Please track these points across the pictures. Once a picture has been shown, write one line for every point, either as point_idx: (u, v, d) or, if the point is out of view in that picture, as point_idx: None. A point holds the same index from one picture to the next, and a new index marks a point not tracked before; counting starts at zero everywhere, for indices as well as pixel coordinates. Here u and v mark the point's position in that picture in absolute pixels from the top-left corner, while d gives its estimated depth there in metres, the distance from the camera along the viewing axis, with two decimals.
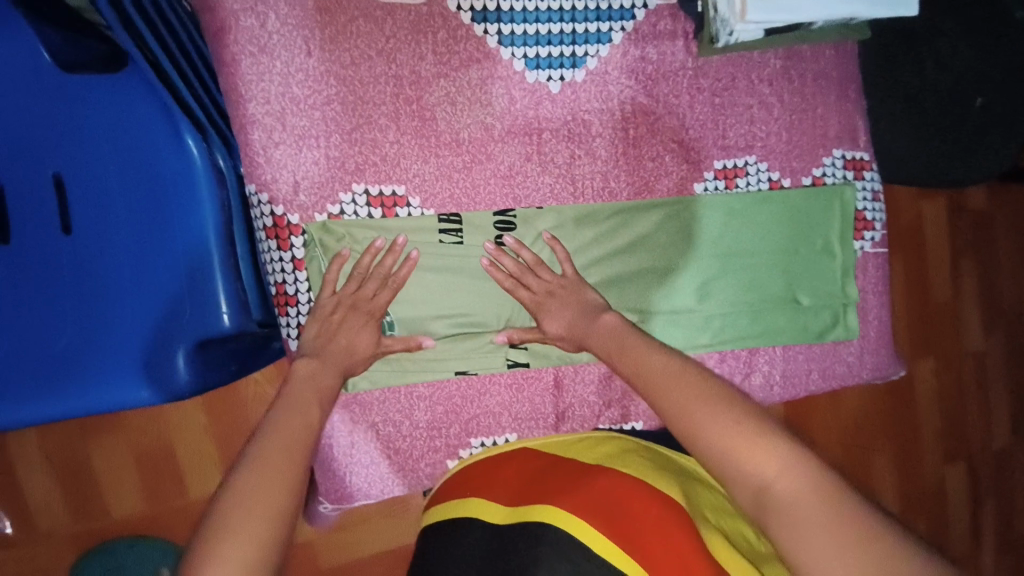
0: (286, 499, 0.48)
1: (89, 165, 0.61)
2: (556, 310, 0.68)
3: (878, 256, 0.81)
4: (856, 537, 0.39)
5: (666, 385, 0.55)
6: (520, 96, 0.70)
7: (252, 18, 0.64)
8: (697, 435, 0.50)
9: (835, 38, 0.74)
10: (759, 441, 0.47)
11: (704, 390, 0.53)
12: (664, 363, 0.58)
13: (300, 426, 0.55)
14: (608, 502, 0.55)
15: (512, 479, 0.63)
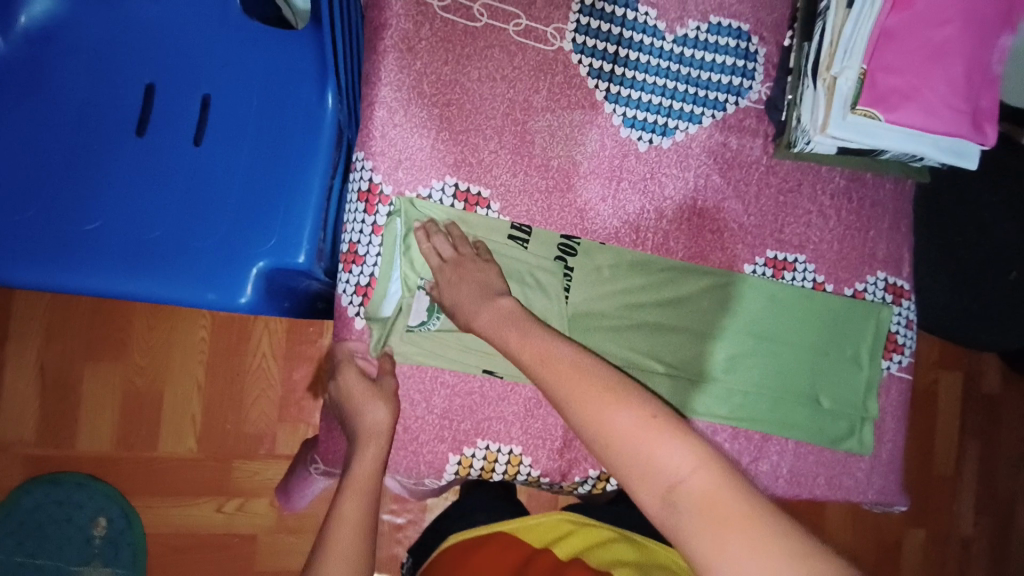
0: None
1: (237, 93, 0.69)
2: (461, 281, 0.70)
3: (902, 382, 0.84)
4: (754, 523, 0.47)
5: (565, 375, 0.60)
6: (611, 145, 0.78)
7: (409, 21, 0.74)
8: (598, 426, 0.56)
9: (896, 174, 0.82)
10: (662, 436, 0.54)
11: (603, 386, 0.59)
12: (568, 360, 0.62)
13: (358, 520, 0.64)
14: None
15: (495, 552, 0.69)
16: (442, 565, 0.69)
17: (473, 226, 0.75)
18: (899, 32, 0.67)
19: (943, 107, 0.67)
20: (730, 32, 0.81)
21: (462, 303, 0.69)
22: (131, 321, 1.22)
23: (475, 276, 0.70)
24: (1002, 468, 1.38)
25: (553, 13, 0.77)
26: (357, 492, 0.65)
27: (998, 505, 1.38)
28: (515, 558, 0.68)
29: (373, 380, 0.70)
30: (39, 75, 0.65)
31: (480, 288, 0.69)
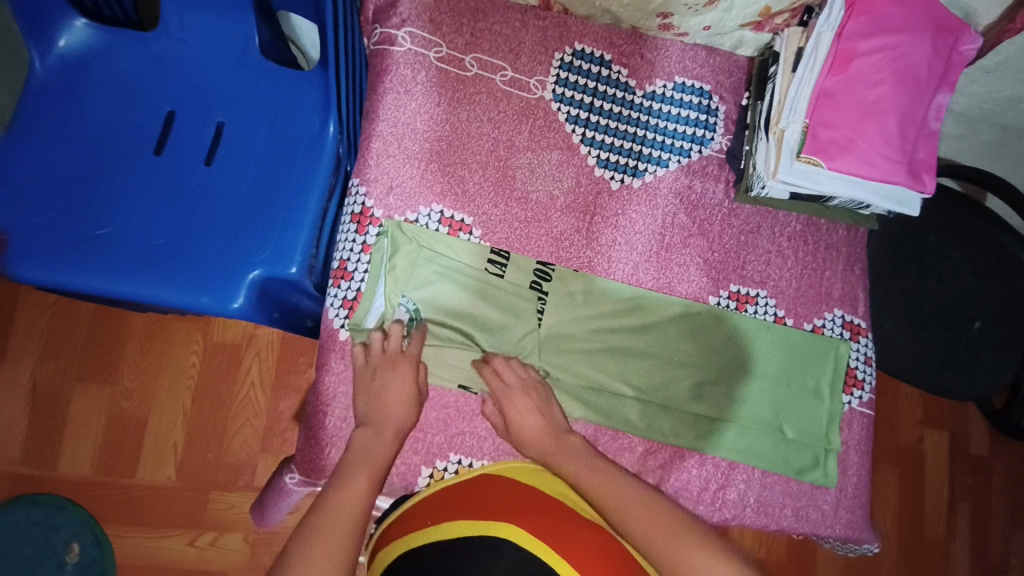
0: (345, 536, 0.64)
1: (249, 123, 0.77)
2: (521, 411, 0.75)
3: (863, 416, 0.87)
4: None
5: (637, 517, 0.66)
6: (585, 183, 0.86)
7: (407, 69, 0.84)
8: (679, 571, 0.62)
9: (848, 221, 0.90)
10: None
11: (671, 528, 0.65)
12: (635, 498, 0.68)
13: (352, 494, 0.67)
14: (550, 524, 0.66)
15: (473, 501, 0.70)
16: (419, 510, 0.70)
17: (455, 250, 0.80)
18: (837, 92, 0.76)
19: (878, 157, 0.75)
20: (693, 91, 0.91)
21: (527, 433, 0.75)
22: (126, 344, 1.27)
23: (547, 419, 0.76)
24: (988, 524, 1.37)
25: (536, 67, 0.87)
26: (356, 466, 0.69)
27: (987, 564, 1.35)
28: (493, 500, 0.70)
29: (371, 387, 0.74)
30: (74, 101, 0.73)
31: (547, 425, 0.75)
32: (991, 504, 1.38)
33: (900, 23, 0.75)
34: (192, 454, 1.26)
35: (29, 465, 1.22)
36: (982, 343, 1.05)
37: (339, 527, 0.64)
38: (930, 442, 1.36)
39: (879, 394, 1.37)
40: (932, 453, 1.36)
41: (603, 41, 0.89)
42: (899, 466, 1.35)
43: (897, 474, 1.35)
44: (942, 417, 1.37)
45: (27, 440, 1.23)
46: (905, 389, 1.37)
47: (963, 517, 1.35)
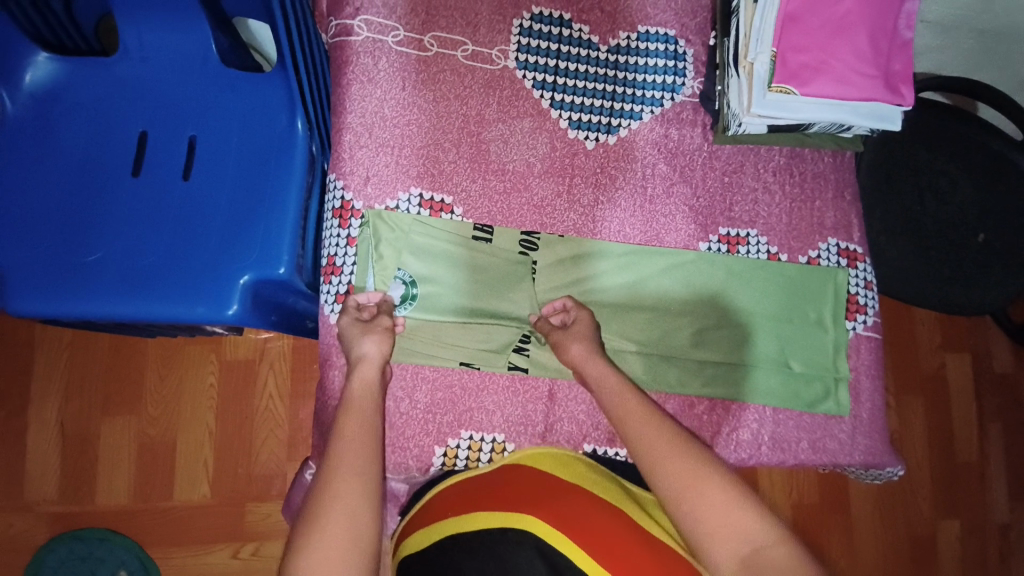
0: (364, 463, 0.65)
1: (219, 133, 0.78)
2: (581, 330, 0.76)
3: (870, 340, 0.86)
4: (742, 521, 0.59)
5: (636, 416, 0.69)
6: (560, 146, 0.86)
7: (367, 57, 0.83)
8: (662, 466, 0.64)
9: (832, 147, 0.88)
10: (704, 475, 0.62)
11: (663, 428, 0.67)
12: (638, 405, 0.70)
13: (364, 427, 0.68)
14: (575, 514, 0.66)
15: (484, 497, 0.70)
16: (443, 503, 0.70)
17: (439, 229, 0.81)
18: (802, 15, 0.74)
19: (851, 74, 0.73)
20: (659, 38, 0.89)
21: (574, 348, 0.75)
22: (143, 373, 1.30)
23: (594, 341, 0.76)
24: None
25: (496, 37, 0.86)
26: (360, 411, 0.69)
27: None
28: (506, 489, 0.70)
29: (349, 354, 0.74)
30: (46, 135, 0.75)
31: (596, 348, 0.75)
32: None
33: None
34: (224, 470, 1.29)
35: (69, 503, 1.26)
36: (989, 256, 1.03)
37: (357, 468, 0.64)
38: (961, 374, 1.35)
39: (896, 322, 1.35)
40: (964, 381, 1.35)
41: (559, 2, 0.88)
42: (929, 398, 1.33)
43: (926, 403, 1.33)
44: (966, 347, 1.36)
45: (63, 479, 1.27)
46: (922, 315, 1.35)
47: (1002, 438, 1.34)
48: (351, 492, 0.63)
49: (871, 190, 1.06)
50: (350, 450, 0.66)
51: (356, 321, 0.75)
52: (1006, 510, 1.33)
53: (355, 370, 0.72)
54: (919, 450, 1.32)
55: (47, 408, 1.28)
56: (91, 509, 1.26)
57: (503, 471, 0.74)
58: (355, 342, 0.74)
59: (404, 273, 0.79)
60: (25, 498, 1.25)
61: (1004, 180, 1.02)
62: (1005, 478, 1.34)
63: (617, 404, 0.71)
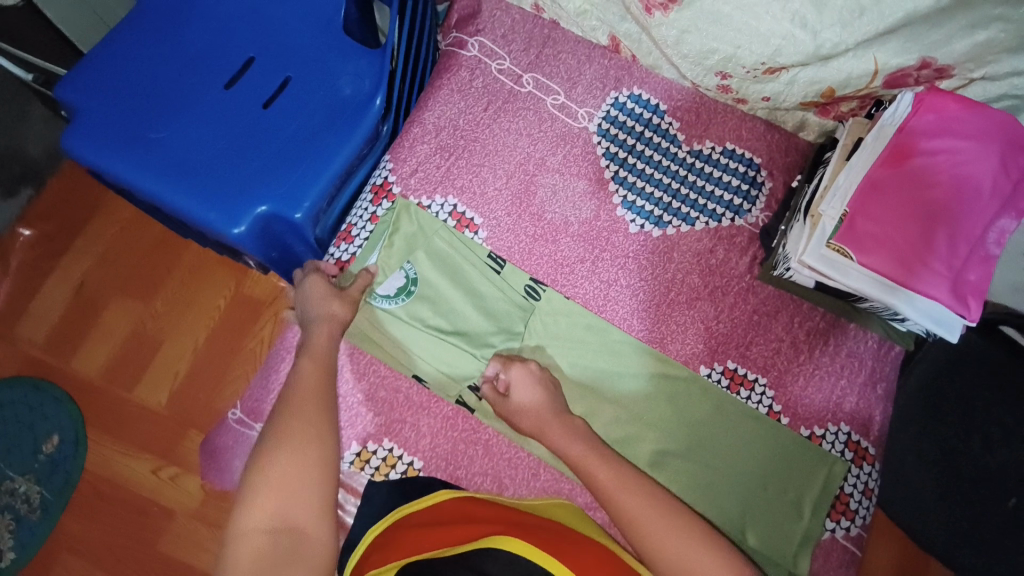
0: (325, 411, 0.68)
1: (311, 82, 0.84)
2: (523, 390, 0.74)
3: (847, 551, 0.75)
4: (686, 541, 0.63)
5: (591, 464, 0.69)
6: (604, 218, 0.85)
7: (467, 73, 0.89)
8: (628, 514, 0.65)
9: (878, 332, 0.82)
10: (664, 513, 0.65)
11: (622, 475, 0.68)
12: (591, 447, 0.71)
13: (318, 374, 0.71)
14: (558, 539, 0.65)
15: (450, 529, 0.67)
16: (400, 537, 0.67)
17: (457, 242, 0.81)
18: (886, 185, 0.71)
19: (918, 263, 0.68)
20: (741, 160, 0.88)
21: (523, 414, 0.73)
22: (172, 275, 1.35)
23: (547, 401, 0.73)
24: None
25: (589, 99, 0.89)
26: (320, 359, 0.72)
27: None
28: (478, 519, 0.68)
29: (317, 285, 0.75)
30: (179, 29, 0.84)
31: (542, 400, 0.73)
32: None
33: (969, 128, 0.69)
34: (186, 389, 1.29)
35: (47, 351, 1.32)
36: None
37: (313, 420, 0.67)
38: None
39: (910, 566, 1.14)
40: None
41: (660, 92, 0.90)
42: None
43: None
44: None
45: (54, 330, 1.33)
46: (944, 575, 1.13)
47: None
48: (307, 445, 0.65)
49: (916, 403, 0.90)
50: (305, 402, 0.68)
51: (321, 281, 0.75)
52: None
53: (312, 329, 0.73)
54: None
55: (74, 263, 1.36)
56: (61, 367, 1.30)
57: (457, 503, 0.71)
58: (323, 303, 0.74)
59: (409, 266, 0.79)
60: (18, 332, 1.32)
61: None
62: None
63: (569, 446, 0.71)
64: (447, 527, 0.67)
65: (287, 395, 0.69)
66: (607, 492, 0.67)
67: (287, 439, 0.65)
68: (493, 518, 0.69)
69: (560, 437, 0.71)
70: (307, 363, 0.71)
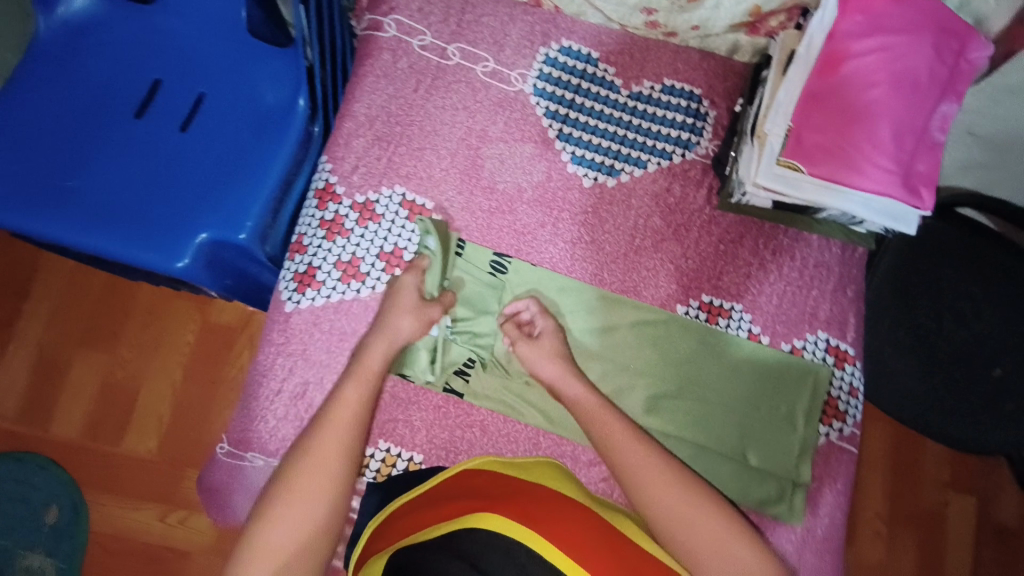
0: (344, 460, 0.68)
1: (227, 95, 0.80)
2: (544, 341, 0.76)
3: (843, 451, 0.78)
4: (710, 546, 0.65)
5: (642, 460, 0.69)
6: (556, 178, 0.84)
7: (390, 54, 0.85)
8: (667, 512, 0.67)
9: (840, 238, 0.83)
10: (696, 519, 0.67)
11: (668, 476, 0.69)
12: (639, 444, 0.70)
13: (352, 412, 0.70)
14: (547, 514, 0.63)
15: (440, 509, 0.66)
16: (394, 523, 0.67)
17: (426, 236, 0.80)
18: (825, 93, 0.70)
19: (867, 163, 0.69)
20: (682, 93, 0.87)
21: (543, 367, 0.75)
22: (135, 319, 1.30)
23: (561, 352, 0.75)
24: None
25: (519, 60, 0.86)
26: (361, 377, 0.71)
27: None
28: (468, 494, 0.67)
29: (404, 293, 0.76)
30: (72, 63, 0.79)
31: (563, 368, 0.74)
32: None
33: (897, 24, 0.70)
34: (175, 431, 1.26)
35: (19, 424, 1.26)
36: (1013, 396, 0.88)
37: (332, 469, 0.67)
38: (971, 526, 1.18)
39: (901, 444, 1.20)
40: (973, 538, 1.18)
41: (590, 40, 0.88)
42: (927, 539, 1.17)
43: (918, 540, 1.18)
44: (987, 495, 1.19)
45: (20, 401, 1.27)
46: (932, 445, 1.20)
47: None
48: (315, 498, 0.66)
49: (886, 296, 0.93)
50: (331, 446, 0.68)
51: (411, 283, 0.76)
52: None
53: (369, 341, 0.73)
54: None
55: (25, 328, 1.29)
56: (38, 437, 1.25)
57: (453, 481, 0.70)
58: (389, 309, 0.75)
59: (376, 277, 0.79)
60: None
61: None
62: None
63: (601, 425, 0.71)
64: (442, 509, 0.65)
65: (315, 429, 0.69)
66: (647, 485, 0.68)
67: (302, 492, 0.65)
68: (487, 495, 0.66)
69: (597, 417, 0.72)
70: (349, 393, 0.70)
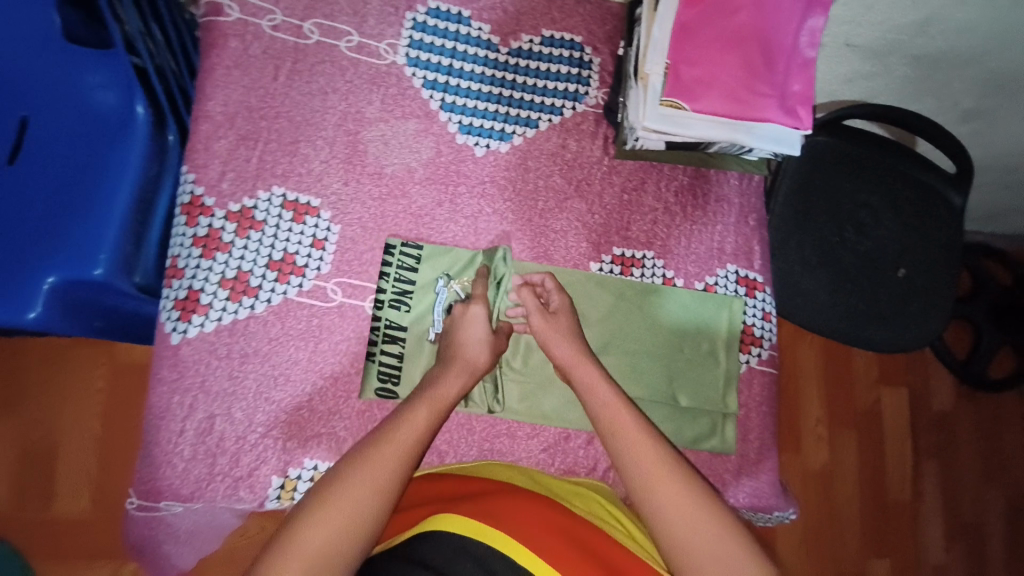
0: (393, 477, 0.58)
1: (55, 116, 0.70)
2: (562, 322, 0.72)
3: (765, 374, 0.81)
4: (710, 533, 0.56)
5: (638, 447, 0.62)
6: (446, 152, 0.79)
7: (237, 41, 0.76)
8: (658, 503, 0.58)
9: (735, 169, 0.84)
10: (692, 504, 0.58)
11: (667, 466, 0.60)
12: (641, 430, 0.63)
13: (421, 431, 0.62)
14: (504, 510, 0.62)
15: (402, 520, 0.65)
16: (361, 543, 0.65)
17: (432, 252, 0.77)
18: (697, 26, 0.70)
19: (746, 92, 0.69)
20: (563, 43, 0.84)
21: (557, 346, 0.71)
22: (45, 374, 1.16)
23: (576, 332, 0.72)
24: (968, 486, 1.29)
25: (385, 29, 0.80)
26: (434, 405, 0.65)
27: (966, 529, 1.28)
28: (429, 502, 0.66)
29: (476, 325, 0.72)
30: None
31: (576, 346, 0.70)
32: (967, 463, 1.30)
33: None
34: (107, 482, 1.13)
35: None
36: (911, 293, 0.94)
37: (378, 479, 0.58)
38: (898, 413, 1.29)
39: (829, 352, 1.28)
40: (902, 425, 1.28)
41: None
42: (862, 432, 1.26)
43: (854, 435, 1.26)
44: (908, 381, 1.30)
45: None
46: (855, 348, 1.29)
47: (939, 481, 1.28)
48: (359, 505, 0.56)
49: (789, 215, 0.95)
50: (384, 453, 0.59)
51: (479, 312, 0.73)
52: (943, 555, 1.27)
53: (446, 376, 0.68)
54: (859, 498, 1.24)
55: None
56: None
57: (418, 490, 0.70)
58: (469, 339, 0.71)
59: (269, 291, 0.73)
60: None
61: (925, 214, 0.95)
62: (949, 533, 1.28)
63: (606, 405, 0.66)
64: (405, 520, 0.64)
65: (375, 434, 0.62)
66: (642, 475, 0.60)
67: (337, 496, 0.56)
68: (444, 497, 0.66)
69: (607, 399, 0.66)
70: (418, 412, 0.63)
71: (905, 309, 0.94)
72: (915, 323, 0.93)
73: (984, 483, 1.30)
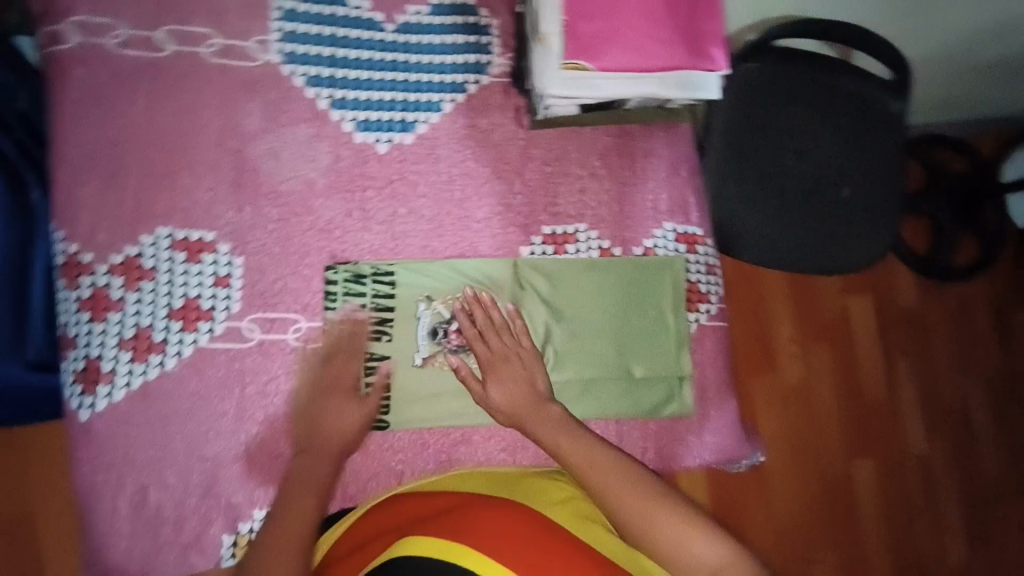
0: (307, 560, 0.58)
1: None
2: (504, 370, 0.67)
3: (717, 330, 0.80)
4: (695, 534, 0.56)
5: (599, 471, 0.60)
6: (345, 154, 0.72)
7: (78, 68, 0.67)
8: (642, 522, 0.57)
9: (657, 121, 0.79)
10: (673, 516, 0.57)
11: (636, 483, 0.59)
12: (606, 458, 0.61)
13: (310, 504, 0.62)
14: (482, 523, 0.56)
15: (364, 549, 0.58)
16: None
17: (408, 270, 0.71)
18: None
19: (646, 41, 0.63)
20: (453, 10, 0.76)
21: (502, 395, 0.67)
22: None
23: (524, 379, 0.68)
24: (944, 385, 1.31)
25: (249, 26, 0.71)
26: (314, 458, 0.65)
27: (948, 425, 1.30)
28: (394, 524, 0.59)
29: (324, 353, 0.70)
30: None
31: (526, 395, 0.67)
32: (941, 362, 1.32)
33: None
34: None
35: None
36: (861, 213, 0.89)
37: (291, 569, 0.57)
38: (867, 326, 1.29)
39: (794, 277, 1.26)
40: (873, 338, 1.29)
41: None
42: (834, 348, 1.26)
43: (828, 353, 1.26)
44: (873, 291, 1.30)
45: None
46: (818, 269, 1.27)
47: (916, 385, 1.30)
48: None
49: (727, 147, 0.87)
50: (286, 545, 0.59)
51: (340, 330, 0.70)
52: (930, 454, 1.29)
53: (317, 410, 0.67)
54: (840, 418, 1.25)
55: None
56: None
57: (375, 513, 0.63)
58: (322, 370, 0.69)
59: (178, 341, 0.67)
60: None
61: (865, 129, 0.89)
62: (933, 434, 1.30)
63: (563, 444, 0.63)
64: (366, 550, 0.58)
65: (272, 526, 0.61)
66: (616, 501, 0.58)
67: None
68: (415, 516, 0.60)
69: (564, 442, 0.63)
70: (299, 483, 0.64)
71: (858, 230, 0.89)
72: (869, 243, 0.89)
73: (959, 378, 1.32)
